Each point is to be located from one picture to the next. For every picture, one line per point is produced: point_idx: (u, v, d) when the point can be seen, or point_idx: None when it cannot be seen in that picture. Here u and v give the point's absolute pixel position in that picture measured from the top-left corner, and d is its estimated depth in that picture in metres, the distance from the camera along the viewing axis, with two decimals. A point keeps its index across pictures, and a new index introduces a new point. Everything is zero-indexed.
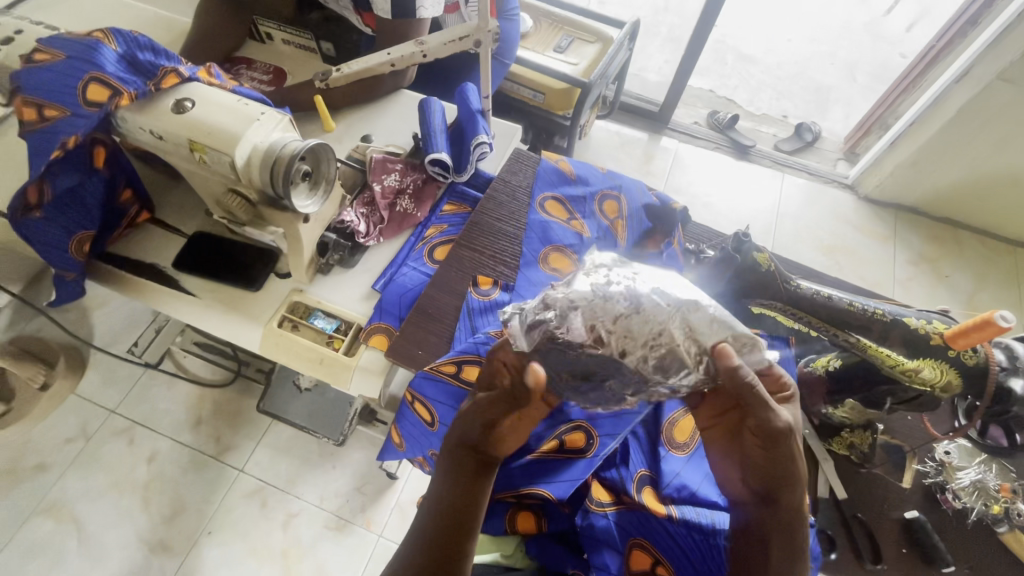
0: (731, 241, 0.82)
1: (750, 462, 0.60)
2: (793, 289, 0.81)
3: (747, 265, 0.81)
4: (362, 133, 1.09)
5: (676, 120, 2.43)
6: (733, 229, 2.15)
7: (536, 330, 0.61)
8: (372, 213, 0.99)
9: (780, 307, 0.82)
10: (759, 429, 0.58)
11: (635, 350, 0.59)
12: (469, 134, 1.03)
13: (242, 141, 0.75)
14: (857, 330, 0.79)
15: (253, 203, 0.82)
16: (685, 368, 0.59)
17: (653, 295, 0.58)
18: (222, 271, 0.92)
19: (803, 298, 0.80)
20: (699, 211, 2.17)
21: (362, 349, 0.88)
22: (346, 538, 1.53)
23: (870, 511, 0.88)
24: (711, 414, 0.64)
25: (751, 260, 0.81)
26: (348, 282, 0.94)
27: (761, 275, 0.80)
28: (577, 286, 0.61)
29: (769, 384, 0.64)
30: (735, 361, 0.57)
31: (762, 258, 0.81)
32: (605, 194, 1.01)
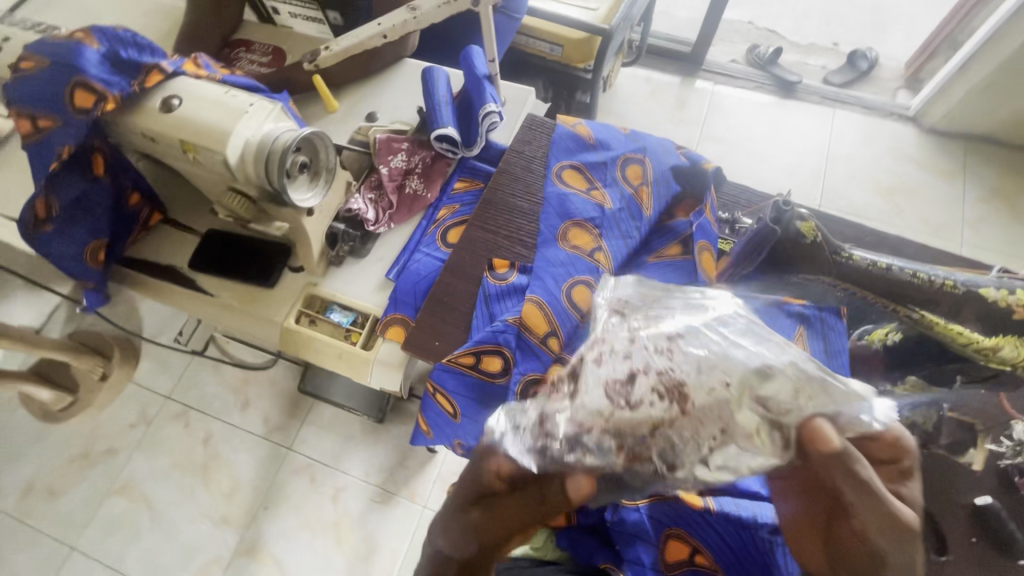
0: (770, 213, 0.74)
1: (842, 557, 0.51)
2: (845, 263, 0.73)
3: (790, 238, 0.73)
4: (367, 111, 1.03)
5: (711, 60, 2.22)
6: (777, 177, 1.98)
7: (540, 453, 0.52)
8: (380, 198, 0.94)
9: (828, 282, 0.76)
10: (863, 527, 0.49)
11: (689, 453, 0.50)
12: (477, 103, 0.96)
13: (232, 137, 0.71)
14: (920, 304, 0.72)
15: (255, 199, 0.80)
16: (760, 452, 0.50)
17: (696, 380, 0.50)
18: (236, 270, 0.89)
19: (857, 273, 0.73)
20: (739, 160, 2.02)
21: (380, 342, 0.86)
22: (393, 510, 1.58)
23: (943, 500, 0.88)
24: (794, 489, 0.55)
25: (794, 230, 0.73)
26: (361, 272, 0.91)
27: (805, 248, 0.73)
28: (591, 396, 0.52)
29: (881, 450, 0.53)
30: (836, 442, 0.48)
31: (808, 228, 0.73)
32: (628, 157, 0.92)
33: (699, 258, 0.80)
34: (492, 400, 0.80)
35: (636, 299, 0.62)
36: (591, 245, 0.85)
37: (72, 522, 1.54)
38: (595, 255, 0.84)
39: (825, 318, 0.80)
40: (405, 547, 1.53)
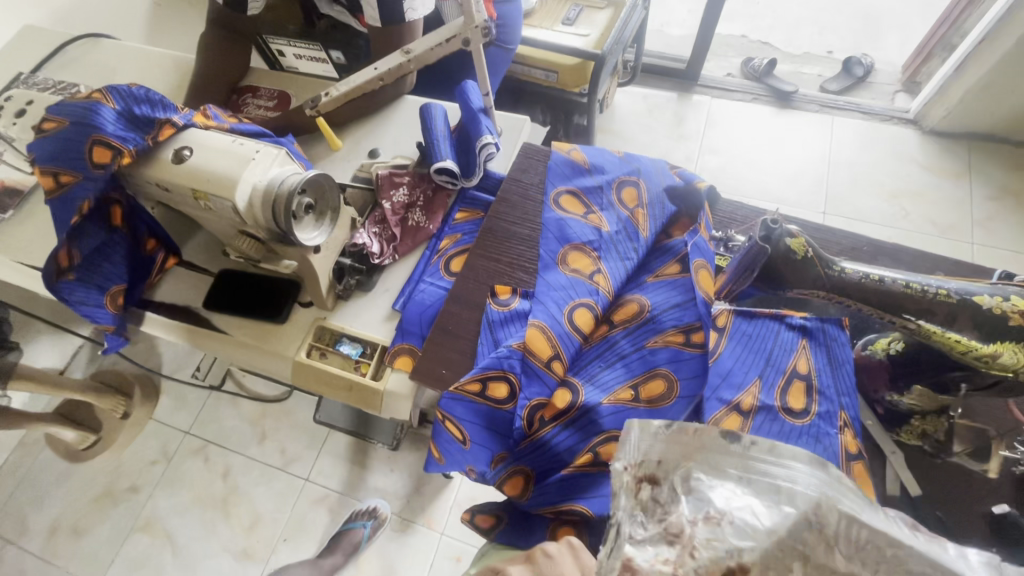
0: (759, 232, 0.76)
1: None
2: (838, 276, 0.74)
3: (780, 255, 0.74)
4: (369, 148, 1.07)
5: (706, 75, 2.26)
6: (780, 186, 1.99)
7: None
8: (384, 231, 0.97)
9: (822, 295, 0.77)
10: None
11: None
12: (474, 135, 0.99)
13: (240, 184, 0.75)
14: (916, 314, 0.72)
15: (263, 240, 0.83)
16: None
17: None
18: (248, 308, 0.92)
19: (852, 285, 0.74)
20: (740, 171, 2.02)
21: (388, 372, 0.88)
22: (410, 537, 1.57)
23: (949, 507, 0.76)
24: None
25: (785, 246, 0.74)
26: (369, 303, 0.94)
27: (796, 264, 0.74)
28: None
29: None
30: None
31: (797, 244, 0.74)
32: (622, 181, 0.94)
33: (698, 277, 0.81)
34: (500, 426, 0.81)
35: (670, 455, 0.47)
36: (590, 267, 0.87)
37: (96, 562, 1.55)
38: (595, 278, 0.86)
39: (826, 329, 0.81)
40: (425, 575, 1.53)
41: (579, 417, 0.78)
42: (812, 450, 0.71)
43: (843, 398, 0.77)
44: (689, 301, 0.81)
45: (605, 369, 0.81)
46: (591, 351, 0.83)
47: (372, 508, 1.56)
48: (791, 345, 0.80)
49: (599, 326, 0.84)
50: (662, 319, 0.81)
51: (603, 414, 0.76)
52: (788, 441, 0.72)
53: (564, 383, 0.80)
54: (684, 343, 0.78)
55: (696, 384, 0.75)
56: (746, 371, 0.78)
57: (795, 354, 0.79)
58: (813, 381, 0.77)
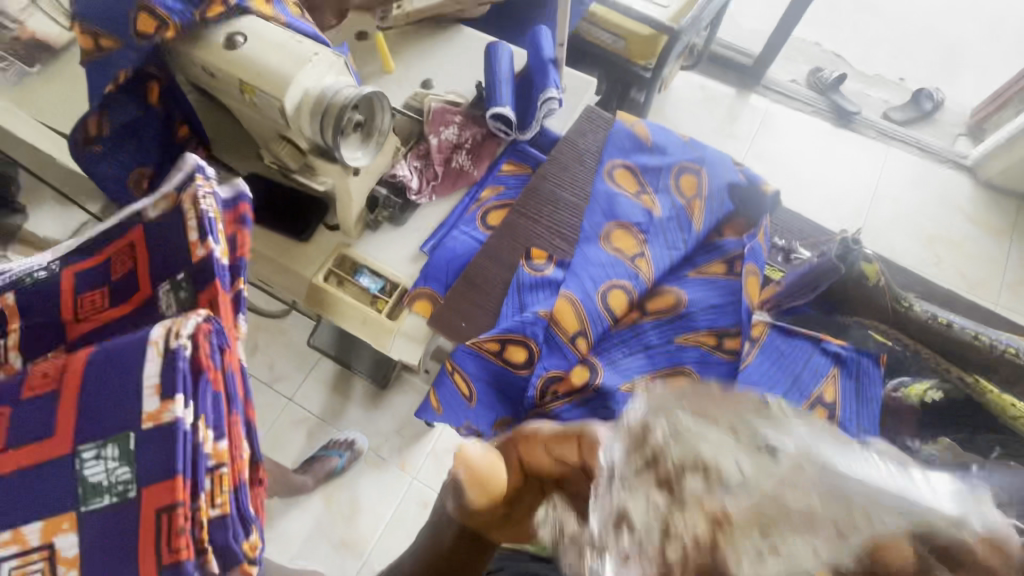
0: (836, 250, 0.75)
1: None
2: (904, 311, 0.76)
3: (852, 278, 0.75)
4: (423, 77, 1.00)
5: (771, 77, 2.15)
6: (820, 207, 1.92)
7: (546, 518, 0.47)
8: (425, 167, 0.92)
9: (879, 327, 0.79)
10: None
11: None
12: (538, 86, 0.93)
13: (292, 86, 0.69)
14: (976, 369, 0.73)
15: (303, 151, 0.78)
16: None
17: None
18: (272, 219, 0.88)
19: (914, 323, 0.76)
20: (784, 184, 1.96)
21: (405, 313, 0.85)
22: (382, 475, 1.59)
23: None
24: None
25: (858, 271, 0.75)
26: (397, 239, 0.89)
27: (865, 290, 0.76)
28: None
29: None
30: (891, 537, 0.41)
31: (871, 270, 0.75)
32: (683, 166, 0.89)
33: (744, 282, 0.79)
34: (512, 390, 0.79)
35: None
36: (634, 250, 0.83)
37: None
38: (636, 261, 0.82)
39: (861, 361, 0.78)
40: (390, 513, 1.55)
41: (594, 399, 0.74)
42: None
43: None
44: (728, 305, 0.78)
45: (627, 356, 0.78)
46: (617, 334, 0.80)
47: (350, 440, 1.56)
48: (821, 370, 0.77)
49: (630, 312, 0.81)
50: (696, 318, 0.79)
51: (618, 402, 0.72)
52: None
53: (585, 361, 0.77)
54: (714, 346, 0.76)
55: None
56: (771, 385, 0.74)
57: (824, 380, 0.77)
58: (835, 410, 0.74)
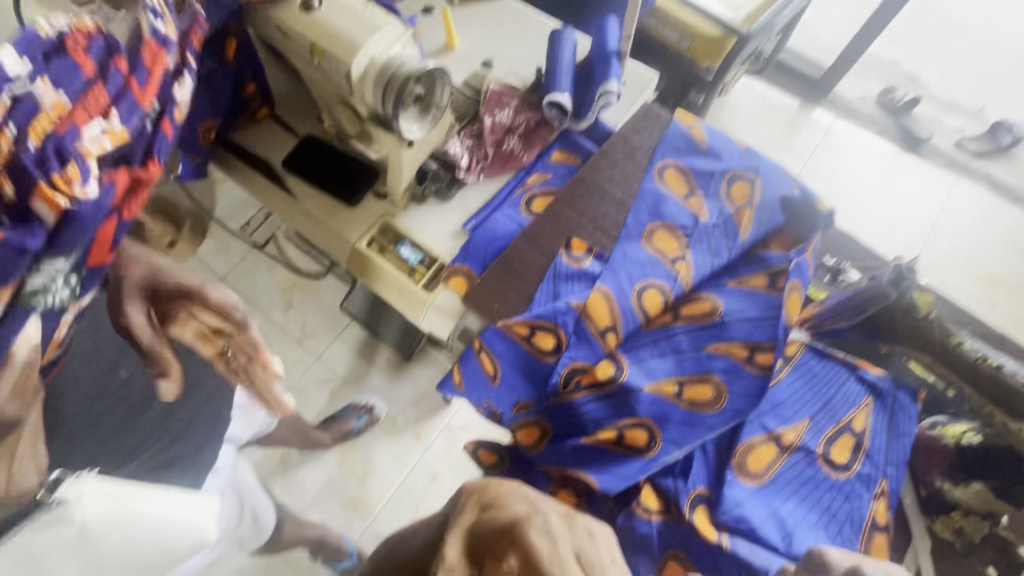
0: (889, 275, 0.75)
1: None
2: (951, 346, 0.76)
3: (901, 306, 0.76)
4: (483, 58, 1.00)
5: (840, 93, 2.06)
6: (874, 233, 1.85)
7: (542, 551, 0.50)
8: (477, 147, 0.92)
9: (923, 360, 0.78)
10: None
11: None
12: (598, 77, 0.92)
13: (361, 53, 0.71)
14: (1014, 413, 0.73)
15: (363, 118, 0.80)
16: None
17: None
18: (323, 180, 0.90)
19: (960, 359, 0.76)
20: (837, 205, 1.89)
21: (440, 288, 0.87)
22: (397, 442, 1.63)
23: None
24: None
25: (909, 300, 0.76)
26: (441, 215, 0.91)
27: (913, 320, 0.76)
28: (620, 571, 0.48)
29: None
30: None
31: (922, 301, 0.76)
32: (736, 174, 0.87)
33: (786, 298, 0.77)
34: (535, 376, 0.80)
35: None
36: (676, 252, 0.82)
37: None
38: (676, 264, 0.81)
39: (897, 394, 0.75)
40: (399, 480, 1.60)
41: (618, 393, 0.75)
42: (835, 502, 0.70)
43: (890, 468, 0.73)
44: (767, 320, 0.77)
45: (656, 357, 0.77)
46: (648, 334, 0.79)
47: (369, 405, 1.62)
48: (855, 399, 0.75)
49: (663, 313, 0.80)
50: (731, 329, 0.77)
51: (641, 400, 0.74)
52: (816, 487, 0.71)
53: (612, 356, 0.77)
54: (745, 359, 0.75)
55: (745, 404, 0.72)
56: (802, 408, 0.74)
57: (855, 408, 0.75)
58: (863, 440, 0.74)
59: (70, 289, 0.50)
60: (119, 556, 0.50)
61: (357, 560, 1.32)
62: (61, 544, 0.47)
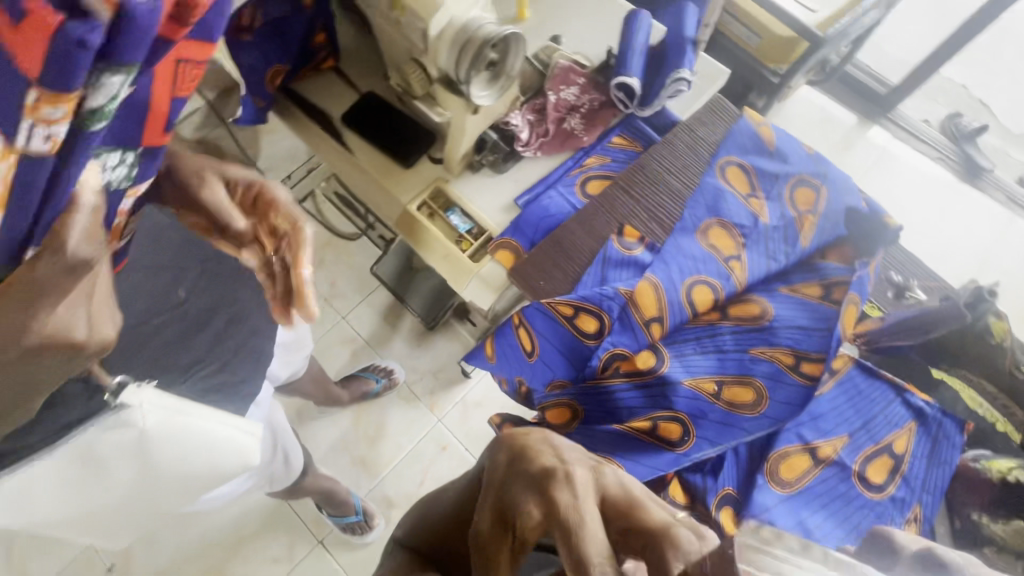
0: (968, 296, 0.73)
1: None
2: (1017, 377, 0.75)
3: (976, 330, 0.73)
4: (553, 32, 0.96)
5: (902, 111, 1.98)
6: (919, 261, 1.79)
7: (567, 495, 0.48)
8: (538, 122, 0.91)
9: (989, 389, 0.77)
10: None
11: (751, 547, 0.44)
12: (671, 64, 0.89)
13: (442, 12, 0.70)
14: None
15: (432, 79, 0.79)
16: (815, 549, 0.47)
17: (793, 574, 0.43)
18: (381, 138, 0.90)
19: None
20: None
21: (487, 259, 0.87)
22: (411, 409, 1.65)
23: None
24: None
25: (984, 325, 0.73)
26: (494, 186, 0.90)
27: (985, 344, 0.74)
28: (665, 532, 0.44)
29: None
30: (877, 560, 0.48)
31: (997, 328, 0.74)
32: (802, 179, 0.85)
33: (843, 310, 0.75)
34: (574, 357, 0.80)
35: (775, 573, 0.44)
36: (730, 251, 0.81)
37: None
38: (730, 263, 0.80)
39: (943, 422, 0.73)
40: (409, 446, 1.62)
41: (655, 384, 0.75)
42: (865, 522, 0.69)
43: (926, 494, 0.71)
44: (817, 330, 0.75)
45: (697, 353, 0.76)
46: (692, 329, 0.78)
47: (389, 368, 1.63)
48: (897, 420, 0.73)
49: (711, 311, 0.79)
50: (778, 335, 0.76)
51: (679, 393, 0.74)
52: (848, 504, 0.69)
53: (653, 347, 0.77)
54: (790, 367, 0.74)
55: (785, 412, 0.71)
56: (841, 424, 0.73)
57: (896, 431, 0.73)
58: (901, 464, 0.72)
59: (126, 169, 0.45)
60: (172, 461, 0.64)
61: (363, 517, 1.35)
62: (127, 443, 0.59)
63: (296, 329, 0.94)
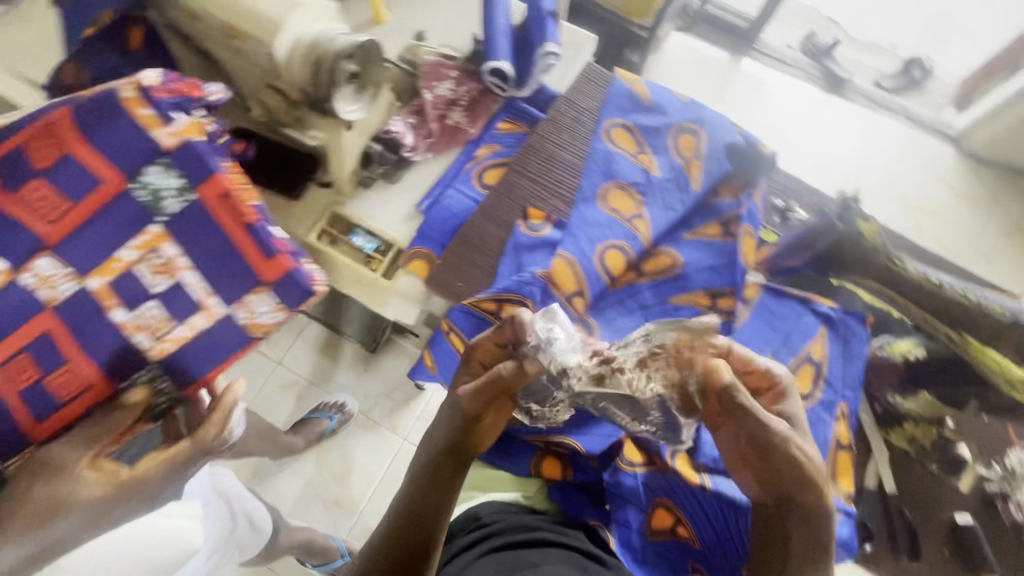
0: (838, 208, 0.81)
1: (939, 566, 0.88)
2: (902, 271, 0.80)
3: (850, 237, 0.79)
4: (415, 30, 0.95)
5: (764, 40, 1.87)
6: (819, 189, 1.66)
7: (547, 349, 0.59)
8: (420, 124, 0.89)
9: (875, 285, 0.82)
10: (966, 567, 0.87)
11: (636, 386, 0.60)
12: (537, 40, 0.89)
13: (283, 32, 0.65)
14: (963, 325, 0.78)
15: (294, 103, 0.72)
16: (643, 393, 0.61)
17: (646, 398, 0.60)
18: (269, 178, 0.85)
19: (909, 282, 0.80)
20: None
21: (400, 273, 0.84)
22: (372, 435, 1.59)
23: (922, 511, 0.89)
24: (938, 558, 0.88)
25: (856, 230, 0.80)
26: (390, 199, 0.88)
27: (863, 249, 0.80)
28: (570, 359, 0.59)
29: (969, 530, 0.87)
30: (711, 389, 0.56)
31: (869, 229, 0.80)
32: (682, 126, 0.88)
33: (742, 243, 0.81)
34: None
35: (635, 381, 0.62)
36: (632, 211, 0.83)
37: None
38: (634, 222, 0.82)
39: (848, 321, 0.80)
40: (381, 475, 1.56)
41: None
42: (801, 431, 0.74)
43: (848, 390, 0.78)
44: (724, 267, 0.80)
45: (623, 315, 0.80)
46: (614, 294, 0.80)
47: (340, 403, 1.55)
48: (810, 331, 0.79)
49: (627, 272, 0.81)
50: (691, 279, 0.80)
51: None
52: None
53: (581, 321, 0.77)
54: (708, 307, 0.79)
55: None
56: (761, 345, 0.78)
57: (812, 339, 0.79)
58: (822, 368, 0.78)
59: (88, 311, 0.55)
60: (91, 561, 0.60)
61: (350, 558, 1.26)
62: None
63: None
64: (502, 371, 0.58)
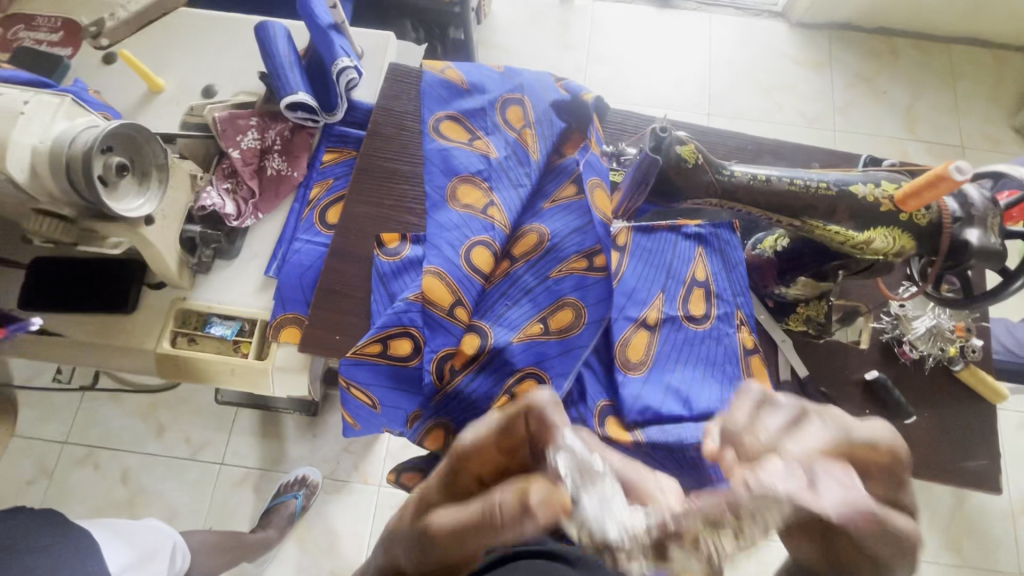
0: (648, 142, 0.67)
1: None
2: (726, 179, 0.69)
3: (673, 165, 0.67)
4: (203, 84, 0.88)
5: None
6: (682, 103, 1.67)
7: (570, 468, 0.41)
8: (237, 186, 0.83)
9: (714, 203, 0.71)
10: None
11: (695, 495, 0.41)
12: (328, 60, 0.83)
13: (12, 147, 0.56)
14: (801, 213, 0.69)
15: (73, 217, 0.64)
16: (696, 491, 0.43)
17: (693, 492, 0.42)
18: (90, 301, 0.76)
19: (739, 188, 0.69)
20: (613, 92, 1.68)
21: (274, 348, 0.78)
22: (347, 497, 1.34)
23: None
24: None
25: (676, 156, 0.67)
26: (237, 275, 0.81)
27: (688, 173, 0.68)
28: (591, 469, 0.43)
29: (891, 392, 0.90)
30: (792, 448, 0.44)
31: (688, 151, 0.67)
32: (505, 99, 0.85)
33: (592, 198, 0.78)
34: (410, 383, 0.75)
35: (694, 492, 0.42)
36: (483, 201, 0.79)
37: None
38: (488, 212, 0.78)
39: (719, 234, 0.82)
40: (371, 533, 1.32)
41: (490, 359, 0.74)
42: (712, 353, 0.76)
43: (739, 297, 0.80)
44: (588, 225, 0.78)
45: (512, 308, 0.77)
46: (494, 290, 0.78)
47: (303, 476, 1.30)
48: (688, 255, 0.80)
49: (501, 262, 0.79)
50: (563, 247, 0.78)
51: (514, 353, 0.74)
52: (692, 347, 0.76)
53: (472, 329, 0.75)
54: (586, 268, 0.77)
55: (603, 307, 0.75)
56: (650, 286, 0.78)
57: (693, 263, 0.80)
58: (709, 286, 0.79)
59: None
60: None
61: None
62: None
63: (138, 542, 0.81)
64: (499, 508, 0.35)
